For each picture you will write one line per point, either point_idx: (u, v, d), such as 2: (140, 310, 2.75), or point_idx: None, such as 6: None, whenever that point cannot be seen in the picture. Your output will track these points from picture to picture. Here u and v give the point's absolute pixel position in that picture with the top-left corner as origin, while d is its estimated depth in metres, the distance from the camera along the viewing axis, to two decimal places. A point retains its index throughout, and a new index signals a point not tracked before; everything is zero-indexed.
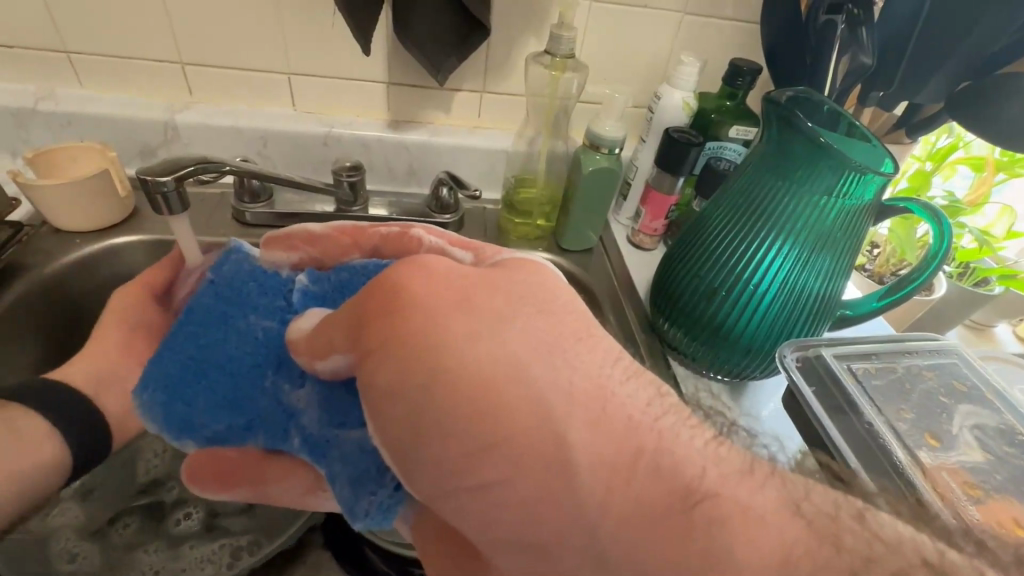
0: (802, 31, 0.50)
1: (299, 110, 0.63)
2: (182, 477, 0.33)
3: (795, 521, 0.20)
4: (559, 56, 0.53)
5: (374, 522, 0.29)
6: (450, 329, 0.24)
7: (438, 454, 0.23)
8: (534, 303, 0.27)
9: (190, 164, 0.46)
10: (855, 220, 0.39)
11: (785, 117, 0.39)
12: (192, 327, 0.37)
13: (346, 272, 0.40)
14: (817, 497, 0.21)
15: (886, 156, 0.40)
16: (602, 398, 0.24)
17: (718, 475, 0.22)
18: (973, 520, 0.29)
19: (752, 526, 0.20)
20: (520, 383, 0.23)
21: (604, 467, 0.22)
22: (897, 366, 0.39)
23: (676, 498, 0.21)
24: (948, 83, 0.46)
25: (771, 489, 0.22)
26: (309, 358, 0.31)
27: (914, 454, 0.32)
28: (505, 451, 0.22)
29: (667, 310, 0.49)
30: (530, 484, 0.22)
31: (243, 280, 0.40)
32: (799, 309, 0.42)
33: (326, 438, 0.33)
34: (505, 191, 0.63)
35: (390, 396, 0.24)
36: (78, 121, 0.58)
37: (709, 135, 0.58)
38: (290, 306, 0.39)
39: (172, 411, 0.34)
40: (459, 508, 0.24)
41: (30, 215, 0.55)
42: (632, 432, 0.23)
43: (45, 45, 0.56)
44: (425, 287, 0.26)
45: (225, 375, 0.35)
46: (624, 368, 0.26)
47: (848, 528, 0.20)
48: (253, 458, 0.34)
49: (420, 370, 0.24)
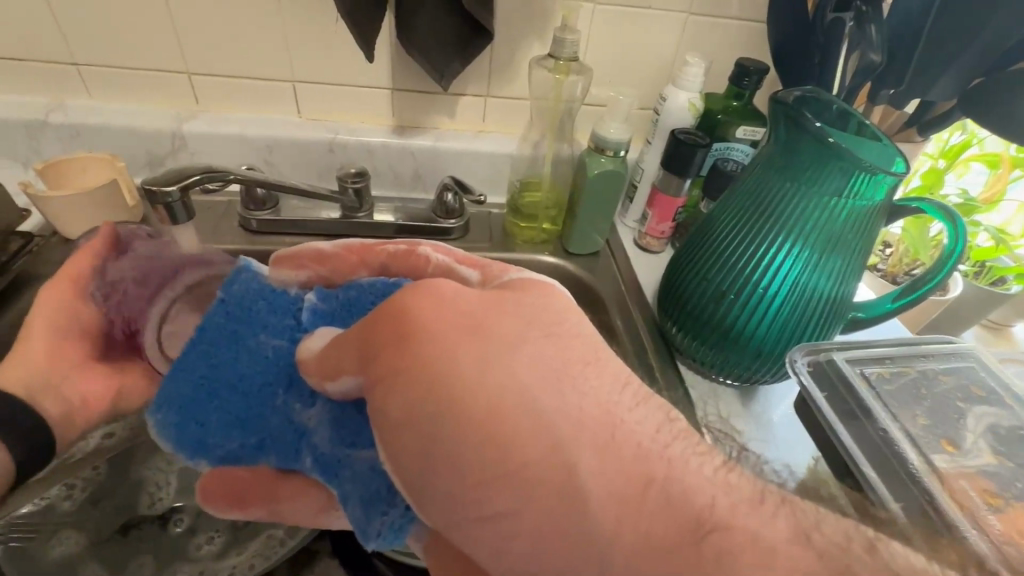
0: (811, 30, 0.49)
1: (304, 117, 0.63)
2: (194, 497, 0.32)
3: (811, 553, 0.19)
4: (563, 58, 0.53)
5: (386, 542, 0.28)
6: (462, 356, 0.24)
7: (448, 482, 0.23)
8: (541, 327, 0.27)
9: (197, 173, 0.46)
10: (866, 221, 0.39)
11: (793, 116, 0.38)
12: (202, 345, 0.36)
13: (354, 289, 0.40)
14: (831, 526, 0.21)
15: (898, 156, 0.39)
16: (611, 426, 0.23)
17: (730, 505, 0.21)
18: (995, 531, 0.27)
19: (765, 558, 0.19)
20: (530, 412, 0.23)
21: (616, 498, 0.21)
22: (912, 371, 0.38)
23: (687, 530, 0.20)
24: (962, 79, 0.45)
25: (781, 518, 0.21)
26: (318, 379, 0.31)
27: (928, 458, 0.32)
28: (511, 481, 0.22)
29: (675, 313, 0.49)
30: (541, 514, 0.22)
31: (253, 299, 0.38)
32: (809, 311, 0.42)
33: (337, 458, 0.31)
34: (510, 196, 0.63)
35: (400, 422, 0.24)
36: (86, 132, 0.59)
37: (717, 135, 0.58)
38: (300, 325, 0.38)
39: (183, 431, 0.33)
40: (468, 538, 0.23)
41: (41, 225, 0.56)
42: (641, 461, 0.22)
43: (54, 58, 0.57)
44: (434, 317, 0.26)
45: (237, 396, 0.34)
46: (633, 394, 0.26)
47: (858, 558, 0.19)
48: (265, 477, 0.32)
49: (431, 397, 0.24)
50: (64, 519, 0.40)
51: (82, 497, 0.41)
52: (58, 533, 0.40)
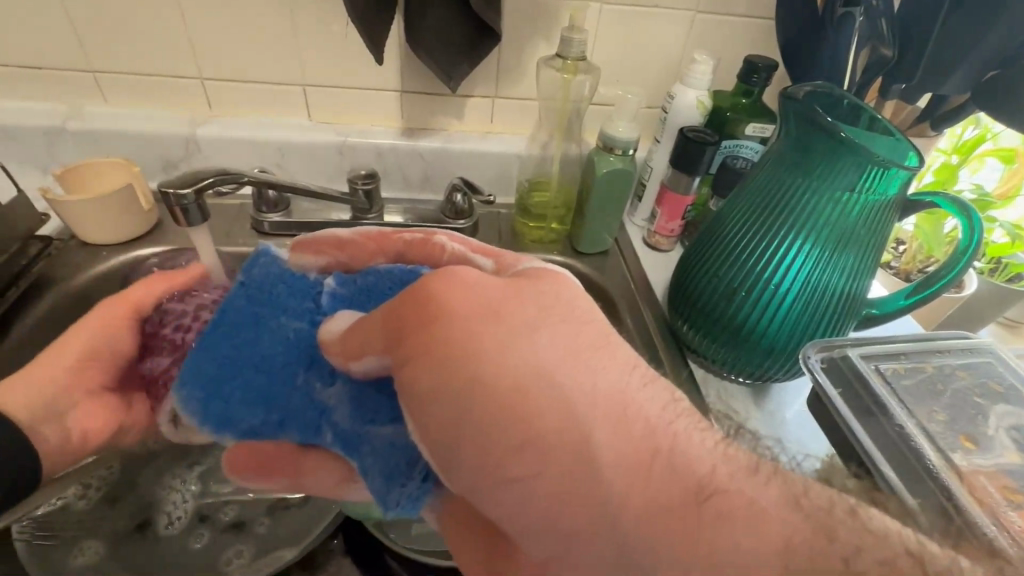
0: (820, 27, 0.49)
1: (314, 121, 0.64)
2: (222, 469, 0.33)
3: (799, 514, 0.21)
4: (571, 58, 0.54)
5: (404, 511, 0.30)
6: (486, 337, 0.24)
7: (471, 455, 0.23)
8: (557, 313, 0.27)
9: (211, 176, 0.47)
10: (879, 216, 0.38)
11: (804, 112, 0.38)
12: (224, 326, 0.35)
13: (372, 275, 0.39)
14: (818, 491, 0.22)
15: (910, 150, 0.39)
16: (623, 402, 0.24)
17: (727, 473, 0.22)
18: (1017, 527, 0.27)
19: (756, 520, 0.20)
20: (548, 386, 0.24)
21: (624, 466, 0.22)
22: (930, 367, 0.38)
23: (689, 494, 0.21)
24: (974, 73, 0.45)
25: (773, 487, 0.22)
26: (341, 359, 0.31)
27: (947, 456, 0.31)
28: (538, 449, 0.22)
29: (686, 312, 0.48)
30: (556, 481, 0.22)
31: (273, 283, 0.38)
32: (822, 308, 0.41)
33: (358, 433, 0.32)
34: (518, 196, 0.63)
35: (427, 399, 0.24)
36: (102, 138, 0.60)
37: (725, 133, 0.57)
38: (319, 309, 0.37)
39: (208, 406, 0.33)
40: (489, 505, 0.24)
41: (59, 229, 0.57)
42: (648, 436, 0.23)
43: (72, 66, 0.58)
44: (460, 297, 0.26)
45: (260, 373, 0.34)
46: (641, 375, 0.26)
47: (842, 522, 0.20)
48: (287, 451, 0.33)
49: (458, 374, 0.24)
50: (82, 525, 0.43)
51: (96, 501, 0.44)
52: (80, 541, 0.42)
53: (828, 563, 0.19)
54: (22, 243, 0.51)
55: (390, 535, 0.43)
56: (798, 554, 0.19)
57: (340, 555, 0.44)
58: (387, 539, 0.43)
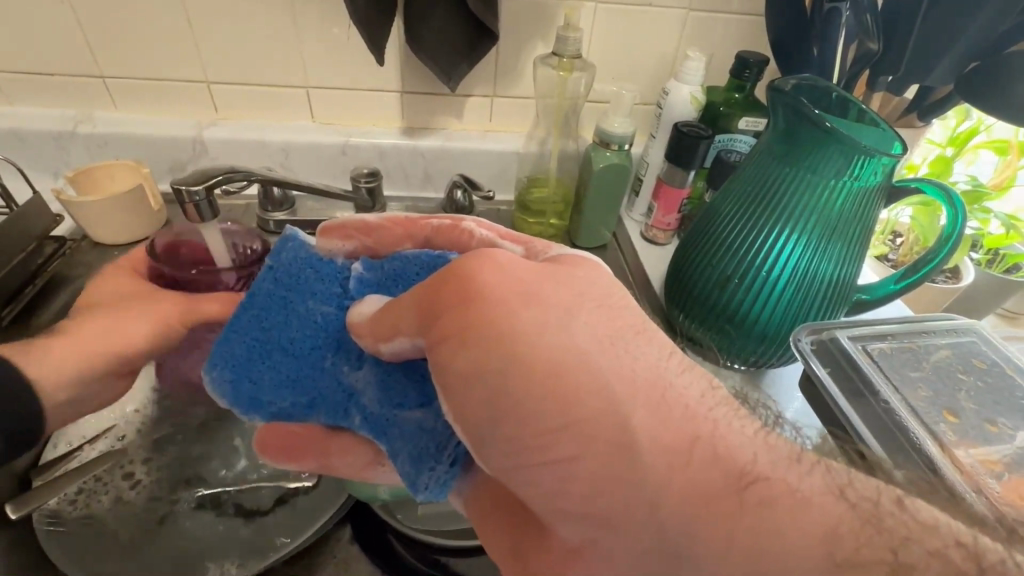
0: (807, 27, 0.50)
1: (317, 121, 0.65)
2: (254, 448, 0.35)
3: (844, 504, 0.22)
4: (567, 56, 0.55)
5: (432, 496, 0.31)
6: (524, 318, 0.25)
7: (508, 432, 0.24)
8: (594, 297, 0.28)
9: (219, 174, 0.48)
10: (865, 204, 0.40)
11: (790, 103, 0.39)
12: (255, 309, 0.38)
13: (398, 261, 0.39)
14: (862, 483, 0.23)
15: (897, 140, 0.40)
16: (661, 387, 0.25)
17: (769, 462, 0.23)
18: (995, 495, 0.29)
19: (799, 507, 0.21)
20: (587, 371, 0.24)
21: (662, 447, 0.23)
22: (917, 346, 0.39)
23: (730, 481, 0.22)
24: (959, 64, 0.46)
25: (817, 476, 0.23)
26: (371, 341, 0.32)
27: (933, 431, 0.32)
28: (578, 433, 0.23)
29: (681, 301, 0.50)
30: (595, 462, 0.23)
31: (301, 267, 0.39)
32: (813, 294, 0.42)
33: (386, 417, 0.33)
34: (518, 192, 0.64)
35: (462, 380, 0.25)
36: (112, 141, 0.62)
37: (720, 127, 0.59)
38: (347, 293, 0.39)
39: (239, 388, 0.36)
40: (522, 485, 0.25)
41: (72, 230, 0.59)
42: (688, 419, 0.24)
43: (82, 72, 0.60)
44: (493, 278, 0.27)
45: (288, 357, 0.36)
46: (678, 362, 0.27)
47: (889, 512, 0.22)
48: (318, 433, 0.35)
49: (494, 356, 0.25)
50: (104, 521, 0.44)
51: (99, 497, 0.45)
52: (107, 538, 0.43)
53: (875, 548, 0.20)
54: (38, 243, 0.53)
55: (397, 516, 0.44)
56: (843, 544, 0.20)
57: (346, 544, 0.44)
58: (393, 520, 0.44)
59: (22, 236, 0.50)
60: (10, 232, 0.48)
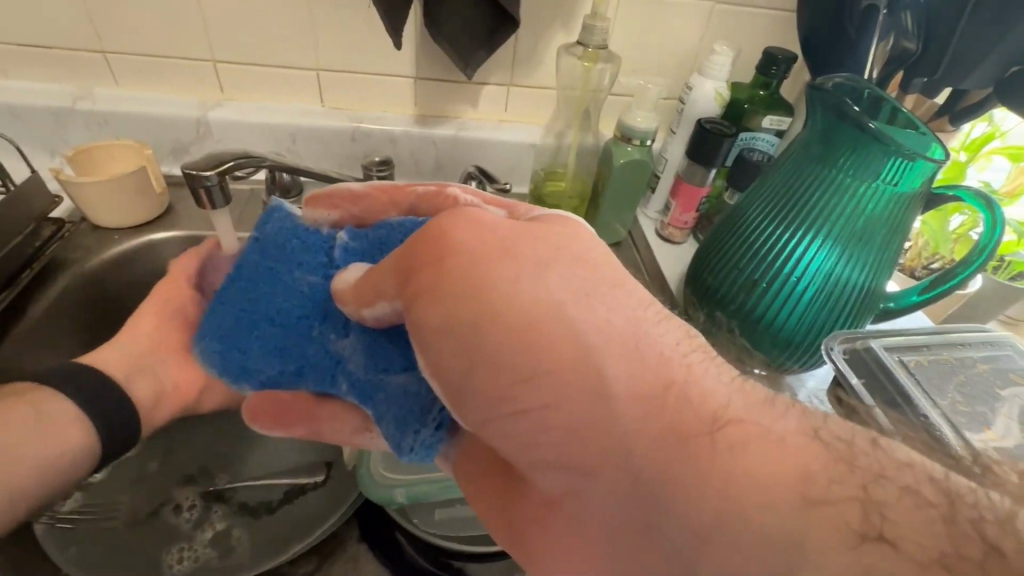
0: (842, 40, 0.49)
1: (326, 106, 0.63)
2: (244, 416, 0.35)
3: (816, 444, 0.21)
4: (592, 46, 0.53)
5: (417, 458, 0.30)
6: (497, 270, 0.24)
7: (487, 387, 0.23)
8: (571, 253, 0.26)
9: (232, 159, 0.45)
10: (901, 210, 0.38)
11: (834, 104, 0.37)
12: (242, 281, 0.37)
13: (383, 228, 0.36)
14: (836, 424, 0.22)
15: (935, 143, 0.39)
16: (636, 336, 0.23)
17: (743, 408, 0.22)
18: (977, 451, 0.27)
19: (771, 446, 0.20)
20: (561, 320, 0.23)
21: (636, 395, 0.22)
22: (950, 360, 0.38)
23: (698, 424, 0.21)
24: (997, 69, 0.45)
25: (791, 418, 0.22)
26: (355, 307, 0.31)
27: (964, 436, 0.32)
28: (552, 379, 0.22)
29: (702, 304, 0.48)
30: (566, 412, 0.22)
31: (287, 238, 0.37)
32: (841, 301, 0.41)
33: (371, 381, 0.32)
34: (534, 184, 0.63)
35: (436, 333, 0.24)
36: (114, 121, 0.59)
37: (742, 126, 0.57)
38: (332, 263, 0.36)
39: (229, 357, 0.35)
40: (498, 435, 0.24)
41: (70, 211, 0.57)
42: (662, 365, 0.23)
43: (82, 46, 0.57)
44: (463, 233, 0.25)
45: (275, 327, 0.35)
46: (657, 311, 0.25)
47: (862, 451, 0.21)
48: (305, 401, 0.34)
49: (467, 307, 0.23)
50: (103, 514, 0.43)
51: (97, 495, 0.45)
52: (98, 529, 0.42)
53: (845, 485, 0.19)
54: (36, 224, 0.50)
55: (414, 521, 0.42)
56: (814, 482, 0.19)
57: (354, 542, 0.43)
58: (409, 524, 0.42)
59: (20, 216, 0.48)
60: (9, 211, 0.46)
